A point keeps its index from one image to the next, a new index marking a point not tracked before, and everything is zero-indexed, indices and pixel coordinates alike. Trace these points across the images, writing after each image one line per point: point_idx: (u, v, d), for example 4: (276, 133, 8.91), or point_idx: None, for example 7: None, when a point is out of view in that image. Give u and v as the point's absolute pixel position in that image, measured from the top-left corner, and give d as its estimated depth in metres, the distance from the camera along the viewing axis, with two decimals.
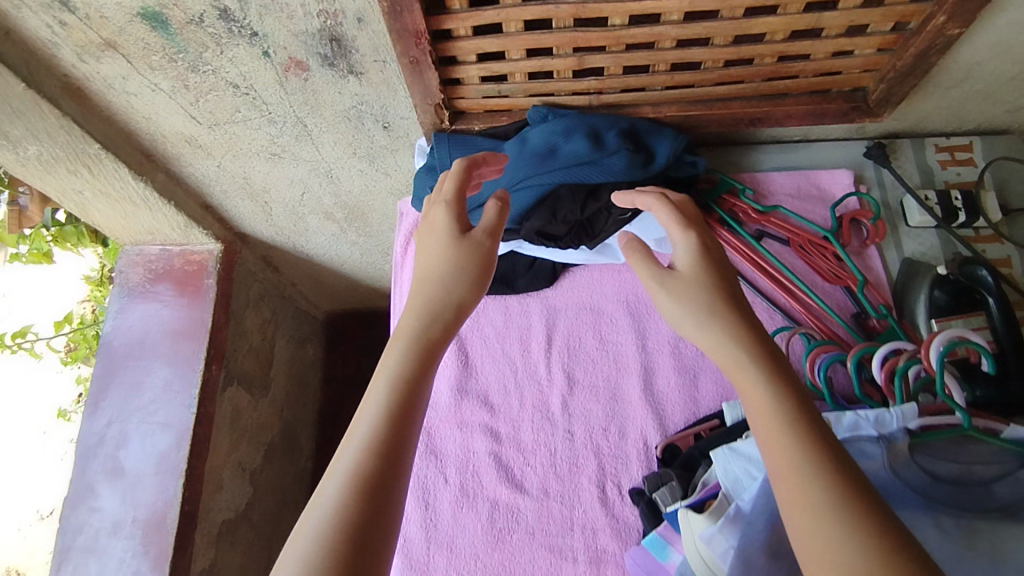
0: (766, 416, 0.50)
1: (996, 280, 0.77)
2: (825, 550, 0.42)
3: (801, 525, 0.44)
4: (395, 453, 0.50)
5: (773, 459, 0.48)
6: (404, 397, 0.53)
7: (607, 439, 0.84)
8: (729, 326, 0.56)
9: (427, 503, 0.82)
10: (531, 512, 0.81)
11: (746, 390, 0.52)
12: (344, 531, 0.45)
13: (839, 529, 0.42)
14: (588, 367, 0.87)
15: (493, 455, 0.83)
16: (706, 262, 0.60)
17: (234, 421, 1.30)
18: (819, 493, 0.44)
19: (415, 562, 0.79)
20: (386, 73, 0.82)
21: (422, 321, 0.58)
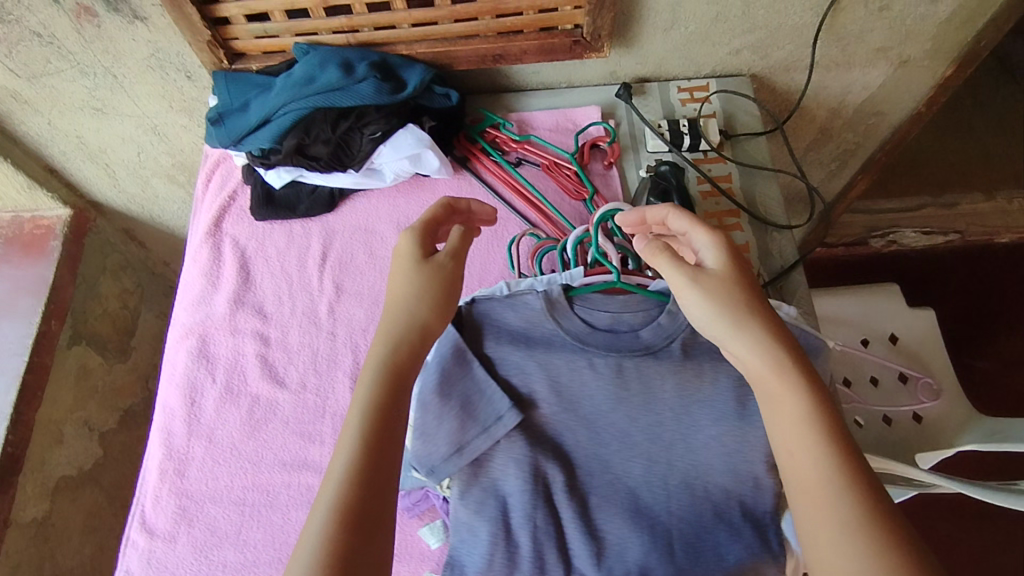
0: (798, 433, 0.58)
1: (672, 173, 0.89)
2: (836, 560, 0.52)
3: (824, 531, 0.53)
4: (373, 482, 0.56)
5: (802, 471, 0.57)
6: (376, 428, 0.59)
7: (365, 337, 0.92)
8: (763, 332, 0.62)
9: (194, 400, 0.90)
10: (288, 403, 0.89)
11: (777, 397, 0.60)
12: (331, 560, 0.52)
13: (865, 542, 0.52)
14: (355, 278, 0.96)
15: (259, 356, 0.92)
16: (738, 268, 0.66)
17: (81, 379, 1.36)
18: (843, 504, 0.54)
19: (175, 453, 0.87)
20: (166, 17, 0.95)
21: (389, 352, 0.64)
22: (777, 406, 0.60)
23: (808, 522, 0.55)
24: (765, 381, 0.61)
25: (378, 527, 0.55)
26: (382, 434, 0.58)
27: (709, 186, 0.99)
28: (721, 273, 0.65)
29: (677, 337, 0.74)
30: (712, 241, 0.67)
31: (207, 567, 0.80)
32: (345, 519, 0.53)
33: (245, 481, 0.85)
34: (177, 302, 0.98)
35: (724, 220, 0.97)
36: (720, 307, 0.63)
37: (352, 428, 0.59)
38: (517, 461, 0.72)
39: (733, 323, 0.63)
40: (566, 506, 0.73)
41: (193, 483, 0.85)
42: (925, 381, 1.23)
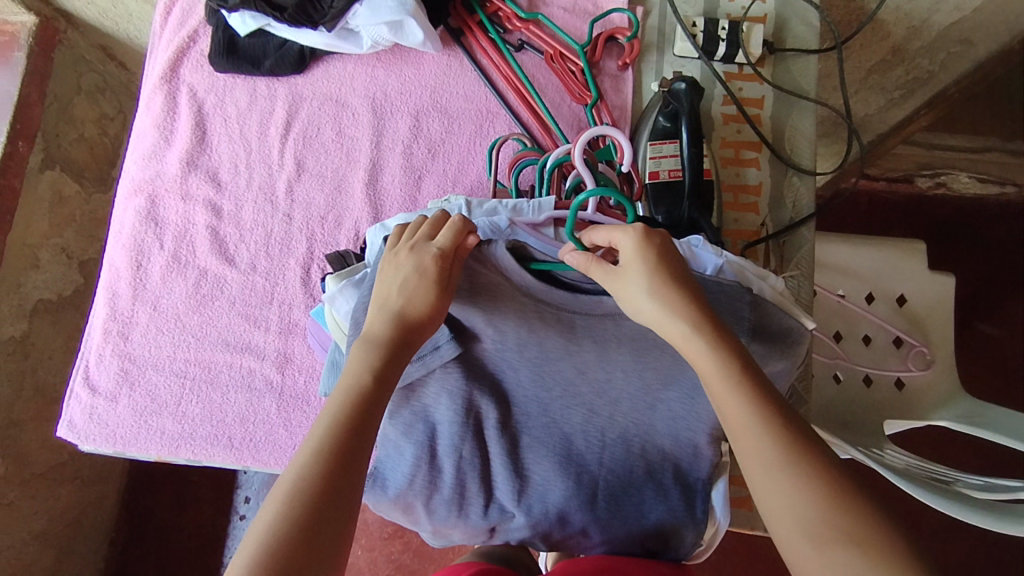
0: (722, 389, 0.53)
1: (688, 91, 0.77)
2: (785, 504, 0.49)
3: (762, 481, 0.50)
4: (348, 460, 0.53)
5: (733, 426, 0.53)
6: (348, 421, 0.55)
7: (322, 227, 0.85)
8: (673, 292, 0.57)
9: (140, 264, 0.84)
10: (235, 284, 0.83)
11: (694, 360, 0.55)
12: (284, 541, 0.49)
13: (797, 483, 0.49)
14: (319, 156, 0.87)
15: (209, 229, 0.85)
16: (650, 252, 0.59)
17: (56, 206, 1.32)
18: (770, 448, 0.50)
19: (119, 315, 0.83)
20: None
21: (373, 347, 0.60)
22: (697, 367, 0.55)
23: (753, 482, 0.51)
24: (681, 346, 0.56)
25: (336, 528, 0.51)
26: (354, 430, 0.55)
27: (735, 110, 0.87)
28: (635, 265, 0.58)
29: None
30: (623, 235, 0.60)
31: (145, 431, 0.81)
32: (304, 513, 0.50)
33: (186, 355, 0.82)
34: (129, 153, 0.89)
35: (741, 153, 0.86)
36: (641, 290, 0.57)
37: (332, 408, 0.57)
38: (452, 391, 0.69)
39: (653, 300, 0.57)
40: (496, 443, 0.70)
41: (135, 348, 0.83)
42: (920, 349, 1.15)
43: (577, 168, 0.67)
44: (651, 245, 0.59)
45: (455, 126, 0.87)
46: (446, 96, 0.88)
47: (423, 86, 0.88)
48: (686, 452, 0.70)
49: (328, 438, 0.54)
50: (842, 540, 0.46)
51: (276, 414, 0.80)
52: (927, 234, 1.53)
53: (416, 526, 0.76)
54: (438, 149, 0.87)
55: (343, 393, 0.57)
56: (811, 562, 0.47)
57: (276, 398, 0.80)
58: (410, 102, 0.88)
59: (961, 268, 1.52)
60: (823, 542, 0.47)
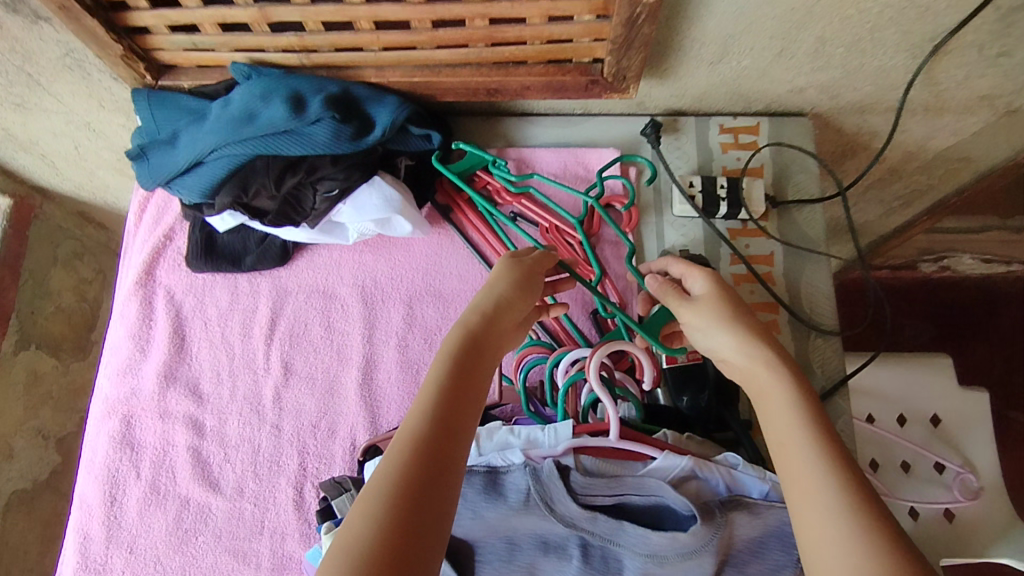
0: (781, 415, 0.55)
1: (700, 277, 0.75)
2: (833, 550, 0.47)
3: (811, 519, 0.49)
4: (456, 415, 0.52)
5: (790, 463, 0.52)
6: (432, 427, 0.50)
7: (315, 436, 0.78)
8: (753, 333, 0.60)
9: (114, 498, 0.76)
10: (221, 513, 0.75)
11: (767, 393, 0.57)
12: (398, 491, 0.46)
13: (846, 529, 0.47)
14: (308, 356, 0.81)
15: (190, 449, 0.78)
16: (728, 296, 0.63)
17: (31, 387, 1.25)
18: (828, 489, 0.49)
19: (92, 562, 0.74)
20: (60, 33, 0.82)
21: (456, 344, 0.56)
22: (763, 398, 0.57)
23: (804, 523, 0.49)
24: (751, 378, 0.59)
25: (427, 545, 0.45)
26: (441, 432, 0.50)
27: (744, 269, 0.83)
28: (713, 300, 0.63)
29: (700, 550, 0.54)
30: (697, 274, 0.66)
31: None
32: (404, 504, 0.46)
33: None
34: (102, 367, 0.83)
35: (757, 316, 0.81)
36: (716, 324, 0.61)
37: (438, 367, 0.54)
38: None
39: (726, 328, 0.61)
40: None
41: None
42: (965, 476, 1.07)
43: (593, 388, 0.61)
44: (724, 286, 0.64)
45: (451, 311, 0.82)
46: (440, 279, 0.83)
47: (414, 269, 0.84)
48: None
49: (417, 441, 0.49)
50: None
51: None
52: (941, 326, 1.48)
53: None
54: (436, 338, 0.81)
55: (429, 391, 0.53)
56: None
57: None
58: (402, 288, 0.83)
59: (984, 360, 1.46)
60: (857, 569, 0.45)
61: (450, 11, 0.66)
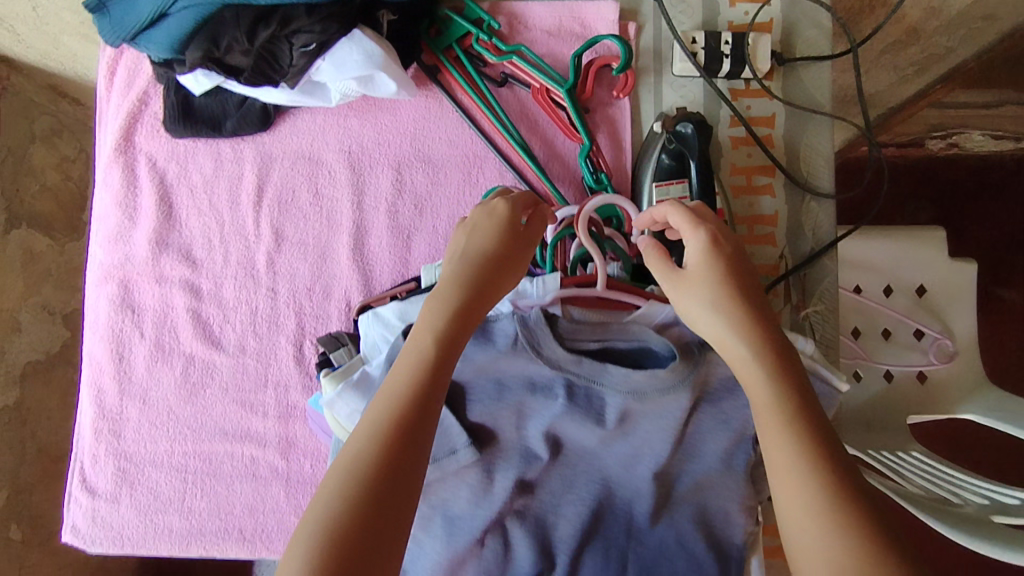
0: (773, 419, 0.48)
1: (694, 135, 0.71)
2: (815, 545, 0.43)
3: (796, 518, 0.44)
4: (427, 393, 0.49)
5: (775, 461, 0.47)
6: (399, 409, 0.48)
7: (310, 299, 0.79)
8: (741, 315, 0.52)
9: (122, 357, 0.80)
10: (226, 369, 0.79)
11: (753, 390, 0.50)
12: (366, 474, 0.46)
13: (832, 531, 0.42)
14: (298, 223, 0.80)
15: (190, 312, 0.80)
16: (721, 269, 0.54)
17: (29, 263, 1.26)
18: (808, 485, 0.44)
19: (108, 412, 0.79)
20: None
21: (444, 312, 0.53)
22: (749, 393, 0.50)
23: (789, 524, 0.45)
24: (738, 368, 0.51)
25: (399, 516, 0.45)
26: (415, 401, 0.49)
27: (744, 132, 0.80)
28: (703, 279, 0.54)
29: (680, 387, 0.58)
30: (693, 233, 0.55)
31: (152, 531, 0.78)
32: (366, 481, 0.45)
33: (184, 447, 0.79)
34: (92, 235, 0.82)
35: (754, 179, 0.79)
36: (705, 315, 0.53)
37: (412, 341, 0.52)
38: (479, 478, 0.65)
39: (713, 311, 0.52)
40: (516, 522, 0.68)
41: (130, 445, 0.79)
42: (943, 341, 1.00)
43: (580, 242, 0.62)
44: (720, 254, 0.54)
45: (442, 177, 0.80)
46: (429, 143, 0.81)
47: (402, 133, 0.81)
48: (717, 513, 0.67)
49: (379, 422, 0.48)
50: None
51: (285, 501, 0.78)
52: None
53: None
54: (426, 204, 0.80)
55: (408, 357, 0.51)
56: None
57: (283, 484, 0.78)
58: (390, 153, 0.81)
59: None
60: None
61: None
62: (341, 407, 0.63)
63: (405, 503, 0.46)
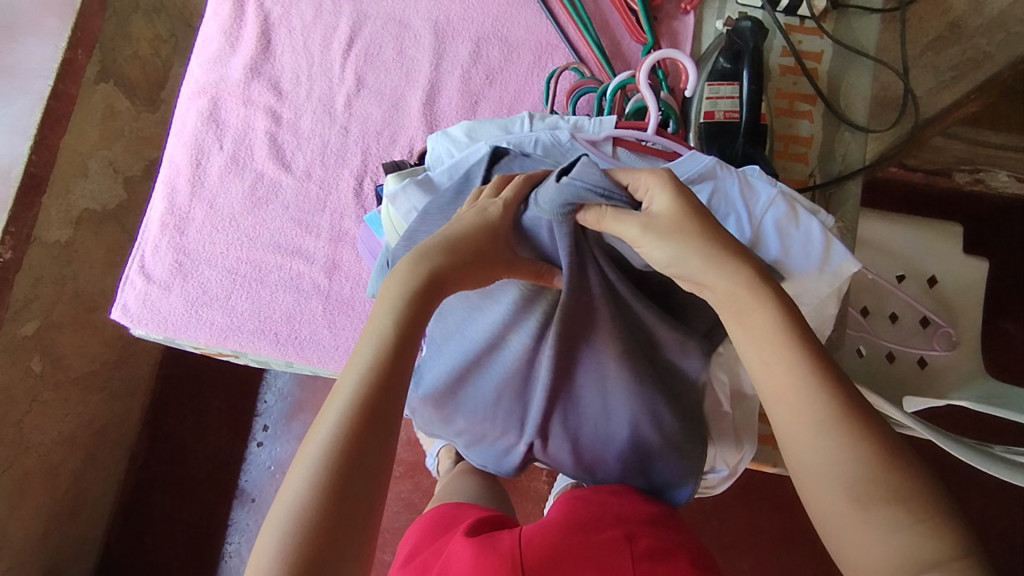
0: (774, 335, 0.47)
1: (752, 28, 0.76)
2: (820, 458, 0.43)
3: (803, 427, 0.44)
4: (395, 380, 0.48)
5: (777, 376, 0.46)
6: (369, 395, 0.47)
7: (378, 142, 0.87)
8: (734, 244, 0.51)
9: (198, 164, 0.87)
10: (290, 190, 0.86)
11: (746, 313, 0.48)
12: (337, 461, 0.44)
13: (842, 437, 0.42)
14: (380, 74, 0.89)
15: (268, 134, 0.87)
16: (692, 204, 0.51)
17: (107, 120, 1.34)
18: (816, 393, 0.44)
19: (176, 209, 0.86)
20: None
21: (407, 298, 0.51)
22: (745, 322, 0.48)
23: (793, 442, 0.44)
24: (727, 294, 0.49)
25: (368, 498, 0.44)
26: (387, 388, 0.47)
27: (792, 62, 0.87)
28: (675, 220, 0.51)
29: None
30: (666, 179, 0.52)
31: (194, 322, 0.83)
32: (338, 471, 0.44)
33: (239, 253, 0.84)
34: (193, 56, 0.91)
35: (795, 105, 0.87)
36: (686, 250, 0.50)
37: (380, 326, 0.50)
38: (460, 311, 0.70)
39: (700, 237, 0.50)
40: (466, 380, 0.72)
41: (190, 241, 0.85)
42: (947, 330, 1.02)
43: (640, 87, 0.69)
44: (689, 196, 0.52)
45: (514, 56, 0.89)
46: (508, 26, 0.90)
47: (485, 14, 0.90)
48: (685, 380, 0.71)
49: (351, 411, 0.46)
50: (888, 496, 0.40)
51: (321, 315, 0.83)
52: None
53: (436, 438, 0.85)
54: (496, 77, 0.88)
55: (368, 356, 0.49)
56: (859, 532, 0.40)
57: (322, 300, 0.83)
58: (471, 28, 0.90)
59: None
60: (866, 498, 0.40)
61: None
62: (400, 201, 0.70)
63: (376, 484, 0.45)
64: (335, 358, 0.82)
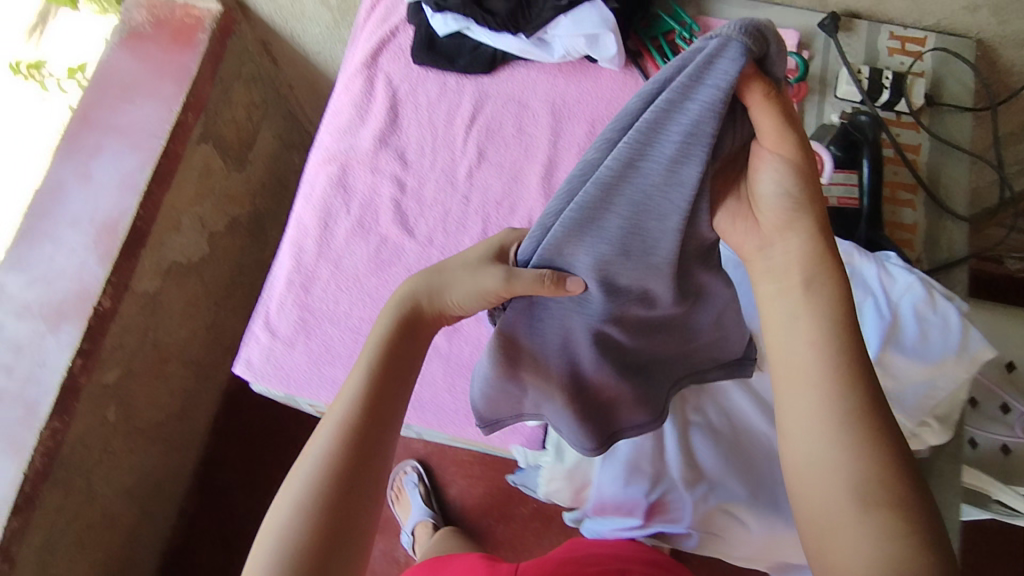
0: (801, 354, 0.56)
1: (871, 123, 0.82)
2: (831, 459, 0.52)
3: (824, 431, 0.53)
4: (373, 424, 0.59)
5: (803, 385, 0.55)
6: (349, 436, 0.58)
7: (498, 211, 0.91)
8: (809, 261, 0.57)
9: (326, 225, 0.91)
10: (412, 254, 0.89)
11: (777, 329, 0.58)
12: (324, 489, 0.55)
13: (847, 445, 0.52)
14: (500, 148, 0.94)
15: (394, 201, 0.92)
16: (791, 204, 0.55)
17: (203, 177, 1.40)
18: (841, 402, 0.53)
19: (303, 268, 0.89)
20: None
21: (376, 356, 0.64)
22: (776, 337, 0.58)
23: (804, 443, 0.54)
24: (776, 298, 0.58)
25: (353, 520, 0.55)
26: (365, 431, 0.59)
27: (893, 153, 0.92)
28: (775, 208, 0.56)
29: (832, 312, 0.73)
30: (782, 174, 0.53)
31: (317, 378, 0.85)
32: (328, 499, 0.54)
33: (362, 313, 0.87)
34: (324, 126, 0.98)
35: (897, 193, 0.90)
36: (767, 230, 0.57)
37: (358, 379, 0.62)
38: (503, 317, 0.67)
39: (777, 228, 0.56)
40: (529, 348, 0.69)
41: (315, 299, 0.88)
42: None
43: None
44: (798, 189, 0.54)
45: None
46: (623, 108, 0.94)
47: (601, 98, 0.94)
48: None
49: (332, 447, 0.57)
50: (885, 497, 0.49)
51: (441, 377, 0.84)
52: None
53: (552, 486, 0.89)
54: None
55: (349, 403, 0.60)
56: (856, 522, 0.49)
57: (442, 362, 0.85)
58: (587, 110, 0.95)
59: None
60: (869, 501, 0.50)
61: None
62: None
63: (359, 510, 0.56)
64: (455, 422, 0.84)
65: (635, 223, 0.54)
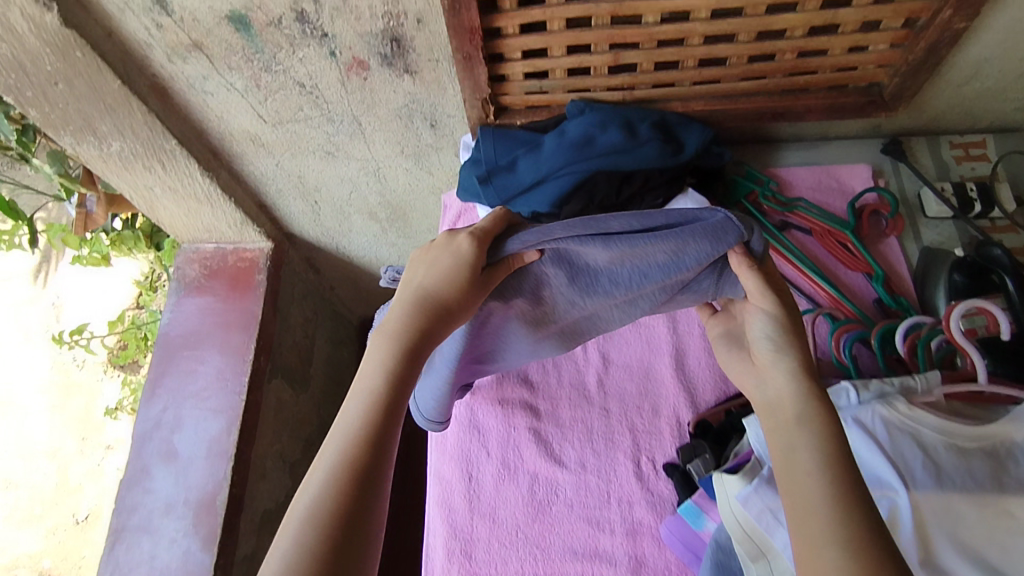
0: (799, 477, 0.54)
1: (1008, 257, 0.81)
2: None
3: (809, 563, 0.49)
4: (379, 445, 0.54)
5: (802, 514, 0.52)
6: (356, 457, 0.52)
7: (641, 416, 0.87)
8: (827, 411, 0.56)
9: (471, 476, 0.86)
10: (570, 485, 0.84)
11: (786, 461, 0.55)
12: (328, 524, 0.49)
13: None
14: (622, 348, 0.91)
15: (533, 430, 0.87)
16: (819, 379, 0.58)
17: (278, 411, 1.34)
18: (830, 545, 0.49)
19: (459, 531, 0.83)
20: (392, 111, 0.99)
21: (388, 358, 0.57)
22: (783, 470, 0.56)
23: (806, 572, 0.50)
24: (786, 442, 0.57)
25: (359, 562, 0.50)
26: (368, 451, 0.53)
27: None
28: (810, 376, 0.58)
29: None
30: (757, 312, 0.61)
31: None
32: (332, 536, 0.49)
33: (536, 568, 0.79)
34: None
35: None
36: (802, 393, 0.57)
37: (362, 386, 0.56)
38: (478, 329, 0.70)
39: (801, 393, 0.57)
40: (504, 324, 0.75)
41: (482, 565, 0.80)
42: None
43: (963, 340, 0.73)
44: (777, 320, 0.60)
45: None
46: None
47: None
48: None
49: (340, 471, 0.51)
50: None
51: None
52: None
53: None
54: None
55: (351, 421, 0.55)
56: None
57: None
58: None
59: None
60: None
61: (773, 49, 0.81)
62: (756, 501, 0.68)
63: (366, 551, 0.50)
64: None
65: (590, 278, 0.67)
